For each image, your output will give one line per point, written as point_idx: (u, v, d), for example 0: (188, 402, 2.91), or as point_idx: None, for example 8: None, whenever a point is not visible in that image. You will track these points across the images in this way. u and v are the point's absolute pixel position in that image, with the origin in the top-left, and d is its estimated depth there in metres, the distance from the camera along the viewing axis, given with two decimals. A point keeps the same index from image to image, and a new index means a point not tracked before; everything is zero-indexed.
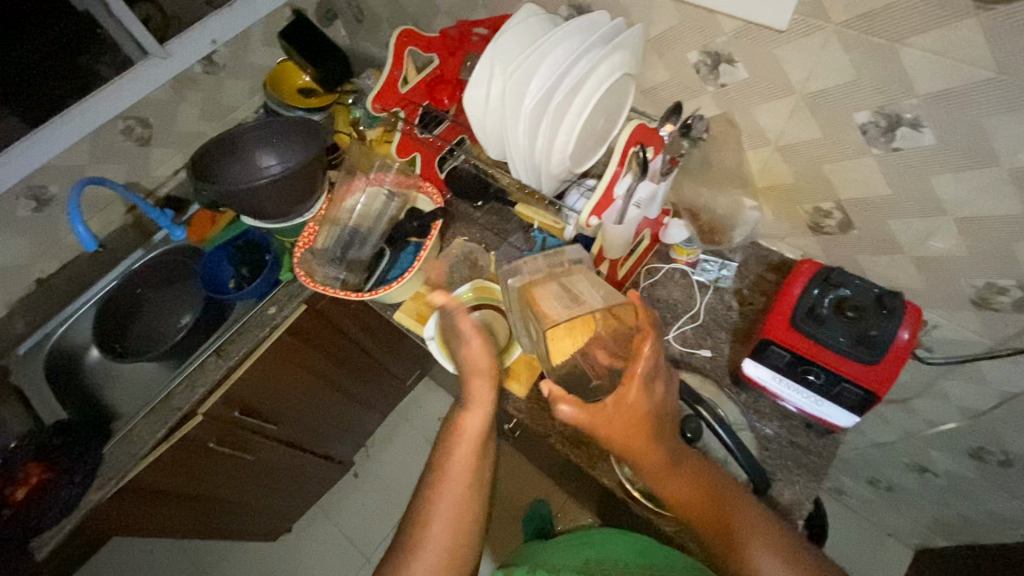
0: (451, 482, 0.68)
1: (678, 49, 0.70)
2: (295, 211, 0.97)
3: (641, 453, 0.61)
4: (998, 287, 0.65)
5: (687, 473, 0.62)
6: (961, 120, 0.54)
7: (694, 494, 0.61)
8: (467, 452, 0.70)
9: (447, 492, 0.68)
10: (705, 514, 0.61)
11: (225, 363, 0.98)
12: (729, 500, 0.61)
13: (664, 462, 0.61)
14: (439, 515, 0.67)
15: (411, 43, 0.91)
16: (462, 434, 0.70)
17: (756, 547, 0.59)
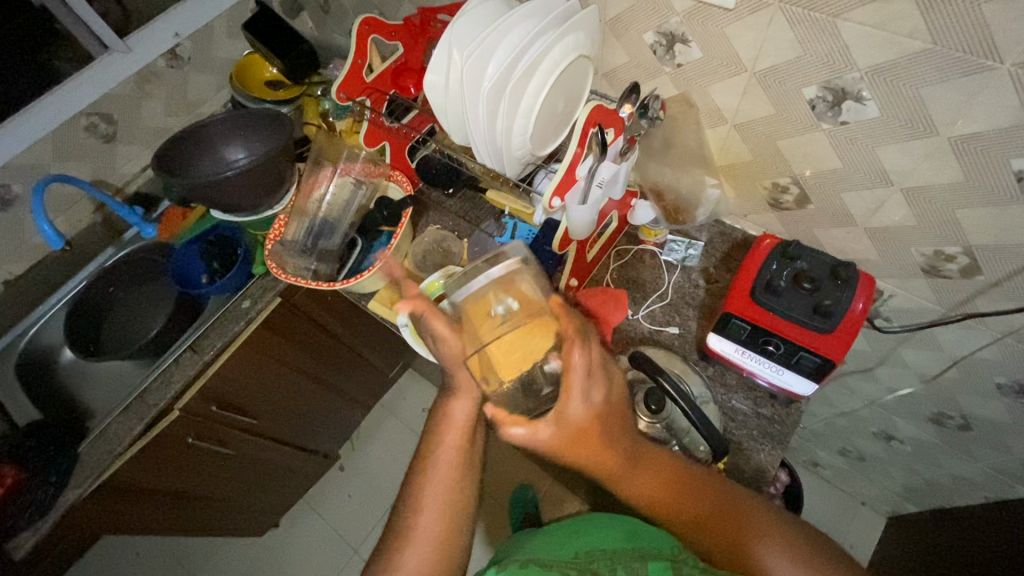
0: (438, 472, 0.66)
1: (635, 30, 0.72)
2: (265, 203, 0.97)
3: (595, 457, 0.63)
4: (946, 255, 0.68)
5: (649, 468, 0.64)
6: (901, 92, 0.56)
7: (661, 486, 0.63)
8: (454, 443, 0.68)
9: (435, 483, 0.66)
10: (673, 511, 0.63)
11: (201, 358, 0.98)
12: (692, 498, 0.63)
13: (622, 462, 0.63)
14: (427, 508, 0.65)
15: (375, 32, 0.90)
16: (447, 423, 0.68)
17: (732, 520, 0.61)
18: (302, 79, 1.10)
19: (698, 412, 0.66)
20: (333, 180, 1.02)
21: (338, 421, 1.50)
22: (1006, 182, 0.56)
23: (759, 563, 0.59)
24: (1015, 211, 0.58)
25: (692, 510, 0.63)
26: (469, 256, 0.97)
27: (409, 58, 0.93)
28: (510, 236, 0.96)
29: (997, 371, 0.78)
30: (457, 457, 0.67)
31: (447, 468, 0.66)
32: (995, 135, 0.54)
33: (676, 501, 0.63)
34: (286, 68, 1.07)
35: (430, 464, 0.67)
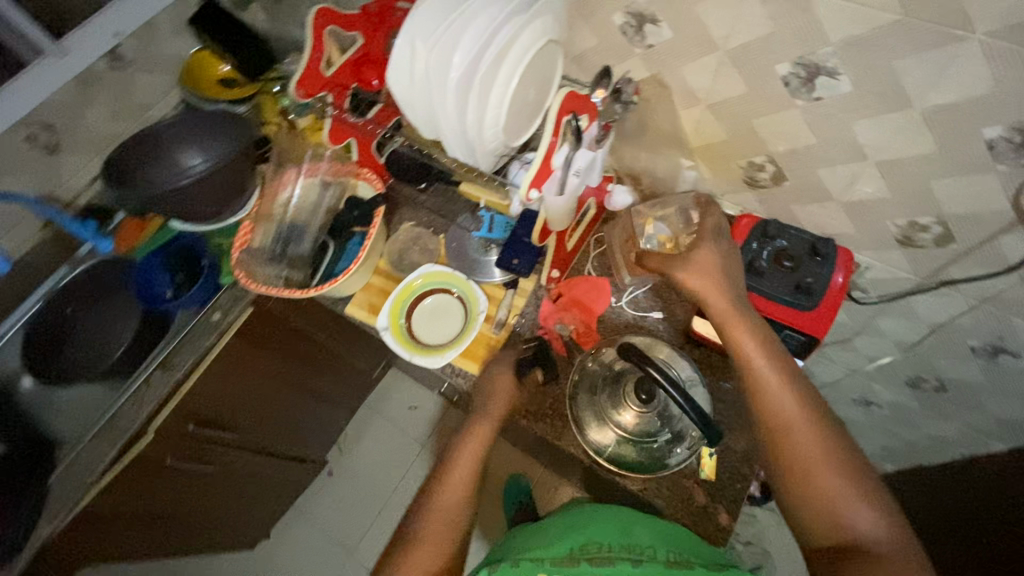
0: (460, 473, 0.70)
1: (603, 11, 0.69)
2: (228, 210, 0.94)
3: (711, 301, 0.67)
4: (920, 225, 0.69)
5: (756, 338, 0.65)
6: (875, 64, 0.55)
7: (766, 354, 0.64)
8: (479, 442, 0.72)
9: (455, 482, 0.69)
10: (758, 375, 0.62)
11: (173, 375, 0.95)
12: (776, 364, 0.63)
13: (734, 314, 0.66)
14: (443, 505, 0.67)
15: (330, 23, 0.84)
16: (473, 429, 0.73)
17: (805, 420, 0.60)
18: (258, 76, 1.06)
19: (691, 402, 0.60)
20: (299, 180, 0.98)
21: (323, 426, 1.47)
22: (978, 151, 0.57)
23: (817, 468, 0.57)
24: (987, 179, 0.59)
25: (772, 387, 0.62)
26: (446, 252, 0.96)
27: (370, 49, 0.87)
28: (488, 229, 0.94)
29: (971, 334, 0.80)
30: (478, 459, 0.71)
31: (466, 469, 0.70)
32: (968, 107, 0.54)
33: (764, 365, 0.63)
34: (240, 63, 1.03)
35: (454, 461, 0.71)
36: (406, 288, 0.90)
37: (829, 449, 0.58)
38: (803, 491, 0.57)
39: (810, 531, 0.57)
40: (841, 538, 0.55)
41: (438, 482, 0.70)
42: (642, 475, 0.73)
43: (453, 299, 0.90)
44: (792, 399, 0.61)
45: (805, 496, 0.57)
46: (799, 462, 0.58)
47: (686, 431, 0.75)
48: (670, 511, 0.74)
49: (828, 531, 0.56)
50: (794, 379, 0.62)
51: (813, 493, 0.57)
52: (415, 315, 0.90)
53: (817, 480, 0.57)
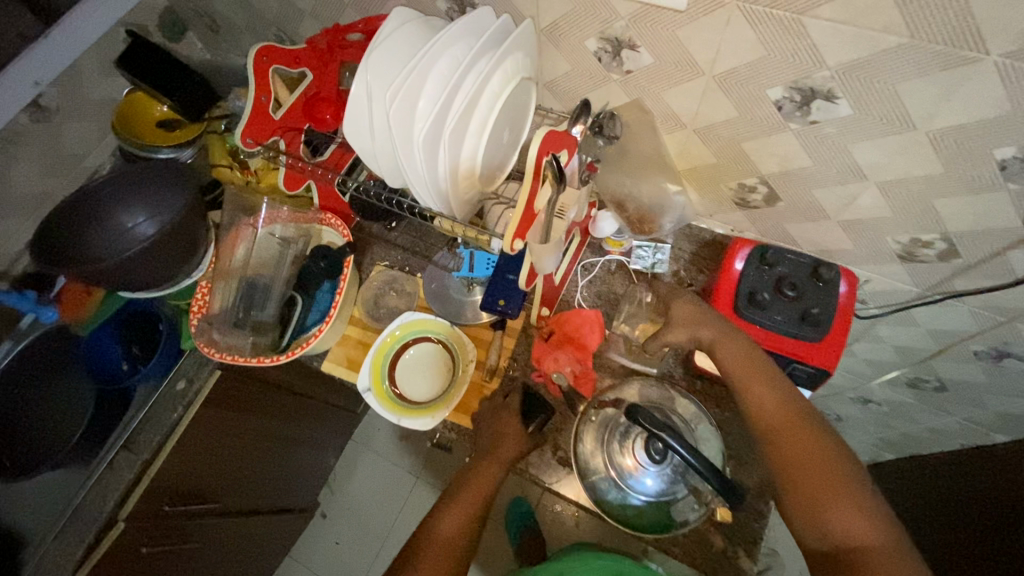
0: (460, 512, 0.71)
1: (574, 37, 0.64)
2: (180, 273, 0.84)
3: (713, 339, 0.66)
4: (923, 241, 0.65)
5: (762, 374, 0.64)
6: (876, 87, 0.51)
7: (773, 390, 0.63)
8: (481, 484, 0.73)
9: (454, 522, 0.71)
10: (748, 391, 0.64)
11: (140, 456, 0.86)
12: (766, 380, 0.63)
13: (739, 351, 0.65)
14: (441, 538, 0.69)
15: (274, 61, 0.78)
16: (477, 475, 0.73)
17: (805, 448, 0.59)
18: (200, 115, 0.96)
19: (704, 465, 0.56)
20: (258, 230, 0.90)
21: (310, 470, 1.40)
22: (988, 171, 0.53)
23: (825, 498, 0.56)
24: (997, 198, 0.55)
25: (763, 400, 0.63)
26: (425, 294, 0.89)
27: (321, 86, 0.78)
28: (469, 268, 0.87)
29: (973, 341, 0.78)
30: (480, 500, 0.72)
31: (466, 508, 0.72)
32: (978, 127, 0.50)
33: (756, 381, 0.63)
34: (178, 107, 0.92)
35: (454, 498, 0.73)
36: (385, 341, 0.84)
37: (821, 455, 0.58)
38: (794, 497, 0.58)
39: (806, 537, 0.57)
40: (832, 540, 0.55)
41: (438, 520, 0.71)
42: (657, 532, 0.67)
43: (438, 348, 0.85)
44: (789, 417, 0.61)
45: (799, 498, 0.58)
46: (789, 466, 0.59)
47: (700, 487, 0.68)
48: (687, 558, 0.70)
49: (817, 531, 0.56)
50: (786, 392, 0.63)
51: (804, 496, 0.57)
52: (397, 369, 0.84)
53: (807, 484, 0.57)
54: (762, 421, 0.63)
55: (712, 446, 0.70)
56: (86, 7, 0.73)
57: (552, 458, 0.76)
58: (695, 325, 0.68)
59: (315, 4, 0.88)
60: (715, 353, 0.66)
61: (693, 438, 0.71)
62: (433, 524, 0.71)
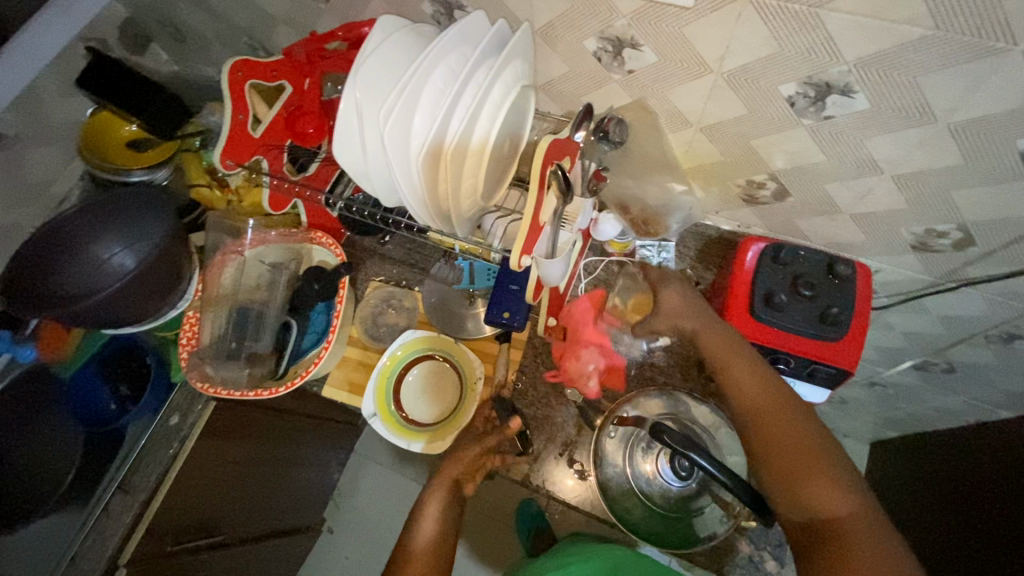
0: (435, 509, 0.70)
1: (572, 36, 0.60)
2: (166, 305, 0.80)
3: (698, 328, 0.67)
4: (938, 232, 0.64)
5: (746, 359, 0.63)
6: (896, 80, 0.49)
7: (757, 376, 0.62)
8: (447, 479, 0.72)
9: (431, 520, 0.69)
10: (729, 375, 0.63)
11: (134, 500, 0.83)
12: (747, 363, 0.63)
13: (724, 339, 0.65)
14: (424, 540, 0.67)
15: (250, 77, 0.73)
16: (440, 475, 0.73)
17: (782, 426, 0.58)
18: (173, 131, 0.91)
19: (733, 480, 0.54)
20: (244, 254, 0.86)
21: (314, 488, 1.37)
22: (1011, 162, 0.51)
23: (804, 473, 0.55)
24: (1017, 188, 0.53)
25: (741, 383, 0.62)
26: (426, 309, 0.86)
27: (303, 99, 0.74)
28: (469, 280, 0.85)
29: (984, 326, 0.77)
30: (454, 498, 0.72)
31: (444, 509, 0.70)
32: (1002, 119, 0.48)
33: (736, 364, 0.63)
34: (148, 125, 0.88)
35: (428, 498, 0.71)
36: (386, 363, 0.81)
37: (797, 431, 0.58)
38: (771, 472, 0.57)
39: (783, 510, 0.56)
40: (812, 513, 0.54)
41: (416, 524, 0.68)
42: (676, 546, 0.65)
43: (444, 366, 0.83)
44: (767, 396, 0.61)
45: (777, 475, 0.57)
46: (768, 444, 0.58)
47: (728, 501, 0.67)
48: (712, 565, 0.69)
49: (797, 504, 0.55)
50: (763, 374, 0.62)
51: (783, 471, 0.56)
52: (402, 395, 0.81)
53: (785, 459, 0.57)
54: (743, 404, 0.62)
55: (737, 453, 0.69)
56: (45, 20, 0.68)
57: (570, 472, 0.73)
58: (679, 316, 0.69)
59: (288, 9, 0.83)
60: (697, 338, 0.67)
61: (712, 444, 0.70)
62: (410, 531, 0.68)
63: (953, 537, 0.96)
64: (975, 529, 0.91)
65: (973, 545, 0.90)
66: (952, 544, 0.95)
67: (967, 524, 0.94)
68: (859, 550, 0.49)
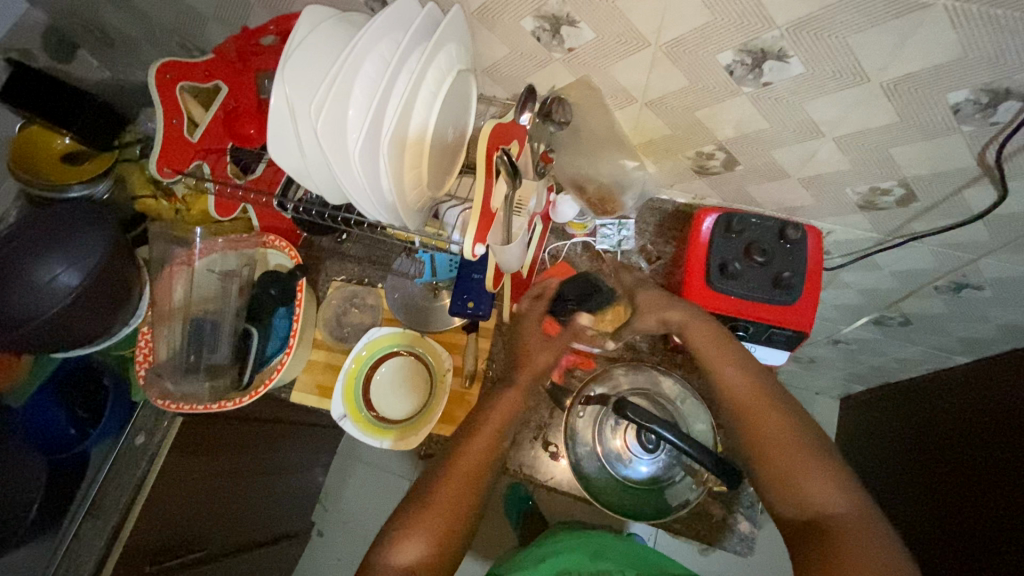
0: (423, 534, 0.55)
1: (509, 17, 0.59)
2: (118, 322, 0.78)
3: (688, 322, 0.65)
4: (882, 190, 0.65)
5: (733, 358, 0.63)
6: (827, 42, 0.49)
7: (747, 379, 0.62)
8: (457, 486, 0.58)
9: (426, 534, 0.55)
10: (716, 372, 0.63)
11: (107, 523, 0.80)
12: (726, 358, 0.63)
13: (713, 337, 0.64)
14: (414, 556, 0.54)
15: (181, 80, 0.71)
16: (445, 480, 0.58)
17: (772, 422, 0.58)
18: (109, 142, 0.86)
19: (696, 448, 0.55)
20: (195, 265, 0.84)
21: (298, 492, 1.36)
22: (942, 116, 0.52)
23: (803, 473, 0.54)
24: (951, 141, 0.54)
25: (731, 382, 0.62)
26: (390, 306, 0.85)
27: (239, 98, 0.71)
28: (431, 273, 0.83)
29: (934, 277, 0.79)
30: (465, 505, 0.58)
31: (442, 521, 0.56)
32: (930, 73, 0.49)
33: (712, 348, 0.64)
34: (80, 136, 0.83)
35: (421, 512, 0.56)
36: (352, 365, 0.80)
37: (789, 432, 0.57)
38: (767, 469, 0.56)
39: (776, 504, 0.55)
40: (807, 511, 0.53)
41: (403, 531, 0.55)
42: (654, 520, 0.66)
43: (412, 363, 0.82)
44: (754, 392, 0.60)
45: (772, 475, 0.56)
46: (759, 442, 0.57)
47: (697, 470, 0.68)
48: (689, 532, 0.70)
49: (791, 500, 0.54)
50: (754, 375, 0.62)
51: (777, 471, 0.55)
52: (371, 393, 0.80)
53: (780, 460, 0.56)
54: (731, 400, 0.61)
55: (703, 422, 0.70)
56: None
57: (545, 453, 0.74)
58: (661, 308, 0.67)
59: (217, 6, 0.79)
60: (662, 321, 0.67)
61: (680, 418, 0.71)
62: (393, 538, 0.55)
63: (933, 498, 0.96)
64: (949, 483, 0.92)
65: (956, 501, 0.90)
66: (934, 506, 0.95)
67: (940, 481, 0.95)
68: (853, 547, 0.48)
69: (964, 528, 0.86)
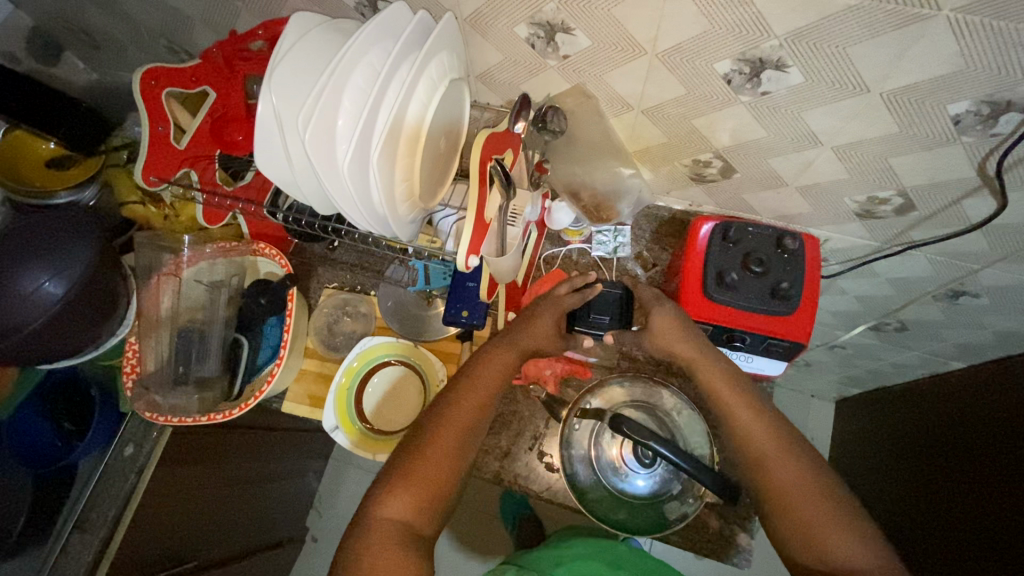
0: (410, 488, 0.55)
1: (502, 23, 0.58)
2: (102, 333, 0.76)
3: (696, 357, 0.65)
4: (880, 199, 0.65)
5: (745, 403, 0.63)
6: (825, 53, 0.48)
7: (760, 425, 0.61)
8: (448, 446, 0.58)
9: (405, 500, 0.54)
10: (729, 412, 0.63)
11: (95, 536, 0.78)
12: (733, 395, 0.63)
13: (725, 378, 0.64)
14: (398, 510, 0.54)
15: (166, 86, 0.68)
16: (433, 436, 0.58)
17: (789, 468, 0.58)
18: (95, 147, 0.85)
19: (701, 472, 0.55)
20: (181, 275, 0.82)
21: (291, 499, 1.34)
22: (942, 127, 0.51)
23: (825, 529, 0.54)
24: (951, 152, 0.54)
25: (745, 424, 0.62)
26: (383, 314, 0.84)
27: (227, 105, 0.69)
28: (425, 281, 0.81)
29: (931, 285, 0.78)
30: (445, 475, 0.57)
31: (421, 487, 0.55)
32: (930, 85, 0.48)
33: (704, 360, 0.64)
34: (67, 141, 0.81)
35: (406, 471, 0.56)
36: (343, 377, 0.78)
37: (804, 481, 0.57)
38: (785, 518, 0.56)
39: (794, 552, 0.55)
40: (827, 563, 0.53)
41: (381, 497, 0.55)
42: (654, 534, 0.66)
43: (405, 373, 0.81)
44: (765, 433, 0.60)
45: (792, 525, 0.55)
46: (777, 493, 0.57)
47: (694, 483, 0.67)
48: (688, 544, 0.70)
49: (811, 550, 0.54)
50: (773, 420, 0.61)
51: (797, 521, 0.55)
52: (364, 405, 0.79)
53: (803, 511, 0.55)
54: (745, 444, 0.61)
55: (699, 433, 0.69)
56: None
57: (540, 464, 0.73)
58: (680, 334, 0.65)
59: (204, 9, 0.77)
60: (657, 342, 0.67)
61: (677, 430, 0.70)
62: (372, 503, 0.55)
63: (925, 506, 0.96)
64: (942, 491, 0.92)
65: (948, 509, 0.89)
66: (924, 512, 0.96)
67: (932, 487, 0.95)
68: None
69: (953, 534, 0.86)
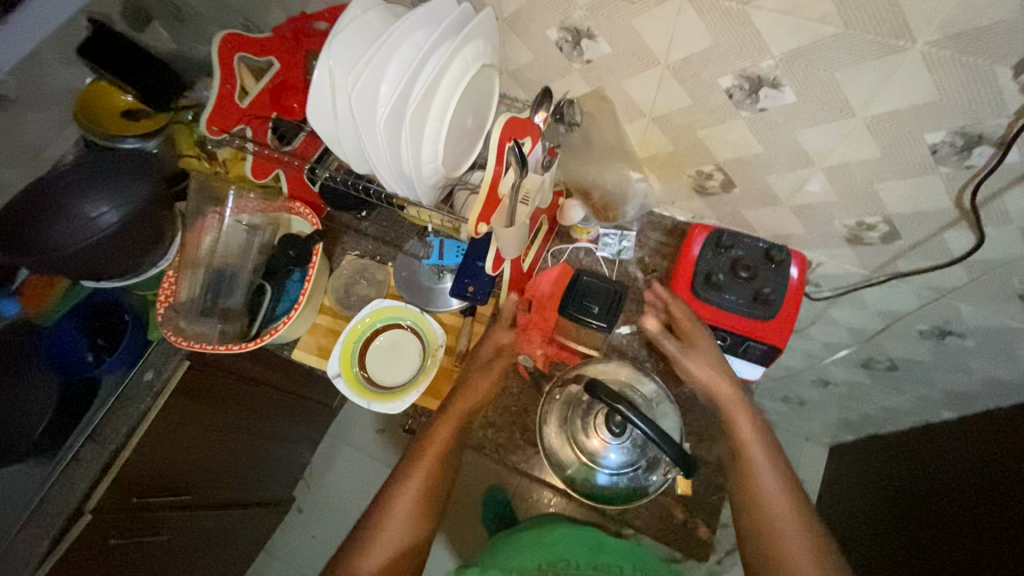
0: (404, 504, 0.64)
1: (536, 26, 0.66)
2: (146, 262, 0.85)
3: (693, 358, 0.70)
4: (868, 224, 0.69)
5: (743, 414, 0.67)
6: (815, 75, 0.54)
7: (756, 438, 0.66)
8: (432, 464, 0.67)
9: (398, 511, 0.63)
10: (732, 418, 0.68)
11: (104, 449, 0.84)
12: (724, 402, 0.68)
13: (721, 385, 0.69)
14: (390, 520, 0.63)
15: (239, 49, 0.78)
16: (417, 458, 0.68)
17: (770, 475, 0.62)
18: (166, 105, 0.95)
19: (664, 438, 0.58)
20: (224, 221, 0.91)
21: (285, 463, 1.40)
22: (922, 155, 0.56)
23: (786, 531, 0.58)
24: (930, 180, 0.59)
25: (744, 433, 0.66)
26: (396, 282, 0.90)
27: (289, 75, 0.79)
28: (438, 256, 0.88)
29: (920, 320, 0.81)
30: (431, 490, 0.66)
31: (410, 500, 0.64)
32: (909, 113, 0.53)
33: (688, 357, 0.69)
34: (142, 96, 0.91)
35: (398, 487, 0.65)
36: (356, 327, 0.85)
37: (782, 487, 0.61)
38: (753, 512, 0.60)
39: (750, 544, 0.59)
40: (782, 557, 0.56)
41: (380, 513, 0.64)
42: (619, 503, 0.70)
43: (407, 334, 0.87)
44: (761, 444, 0.65)
45: (756, 521, 0.59)
46: (751, 493, 0.61)
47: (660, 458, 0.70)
48: (650, 530, 0.73)
49: (767, 544, 0.58)
50: (762, 429, 0.66)
51: (763, 518, 0.59)
52: (367, 357, 0.85)
53: (771, 508, 0.60)
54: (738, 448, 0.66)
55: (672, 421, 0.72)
56: None
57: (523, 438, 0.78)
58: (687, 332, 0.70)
59: None
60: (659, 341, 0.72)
61: (653, 413, 0.72)
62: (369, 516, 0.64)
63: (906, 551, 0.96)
64: (923, 536, 0.93)
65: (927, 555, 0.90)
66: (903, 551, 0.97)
67: (915, 533, 0.96)
68: None
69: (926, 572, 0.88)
